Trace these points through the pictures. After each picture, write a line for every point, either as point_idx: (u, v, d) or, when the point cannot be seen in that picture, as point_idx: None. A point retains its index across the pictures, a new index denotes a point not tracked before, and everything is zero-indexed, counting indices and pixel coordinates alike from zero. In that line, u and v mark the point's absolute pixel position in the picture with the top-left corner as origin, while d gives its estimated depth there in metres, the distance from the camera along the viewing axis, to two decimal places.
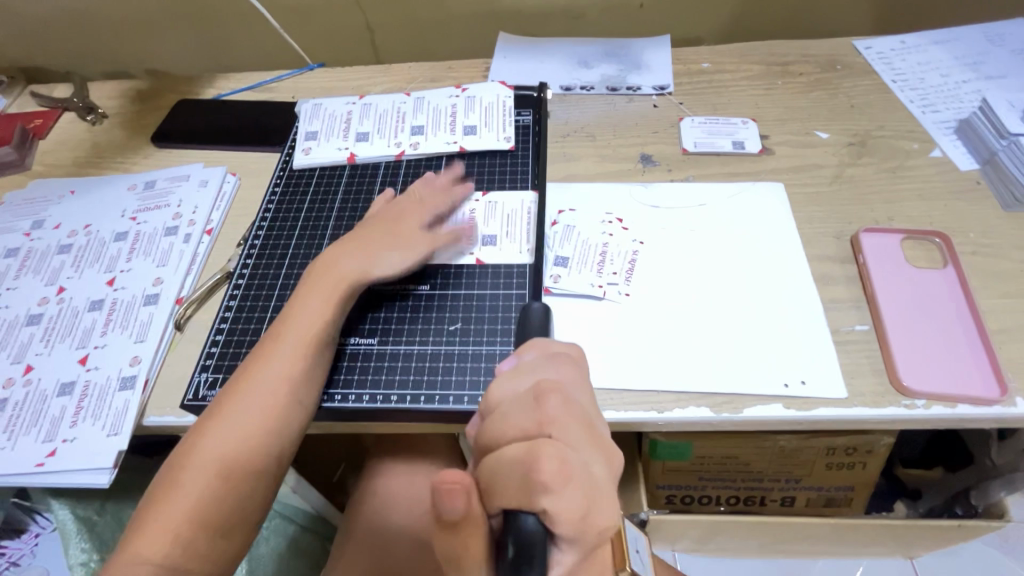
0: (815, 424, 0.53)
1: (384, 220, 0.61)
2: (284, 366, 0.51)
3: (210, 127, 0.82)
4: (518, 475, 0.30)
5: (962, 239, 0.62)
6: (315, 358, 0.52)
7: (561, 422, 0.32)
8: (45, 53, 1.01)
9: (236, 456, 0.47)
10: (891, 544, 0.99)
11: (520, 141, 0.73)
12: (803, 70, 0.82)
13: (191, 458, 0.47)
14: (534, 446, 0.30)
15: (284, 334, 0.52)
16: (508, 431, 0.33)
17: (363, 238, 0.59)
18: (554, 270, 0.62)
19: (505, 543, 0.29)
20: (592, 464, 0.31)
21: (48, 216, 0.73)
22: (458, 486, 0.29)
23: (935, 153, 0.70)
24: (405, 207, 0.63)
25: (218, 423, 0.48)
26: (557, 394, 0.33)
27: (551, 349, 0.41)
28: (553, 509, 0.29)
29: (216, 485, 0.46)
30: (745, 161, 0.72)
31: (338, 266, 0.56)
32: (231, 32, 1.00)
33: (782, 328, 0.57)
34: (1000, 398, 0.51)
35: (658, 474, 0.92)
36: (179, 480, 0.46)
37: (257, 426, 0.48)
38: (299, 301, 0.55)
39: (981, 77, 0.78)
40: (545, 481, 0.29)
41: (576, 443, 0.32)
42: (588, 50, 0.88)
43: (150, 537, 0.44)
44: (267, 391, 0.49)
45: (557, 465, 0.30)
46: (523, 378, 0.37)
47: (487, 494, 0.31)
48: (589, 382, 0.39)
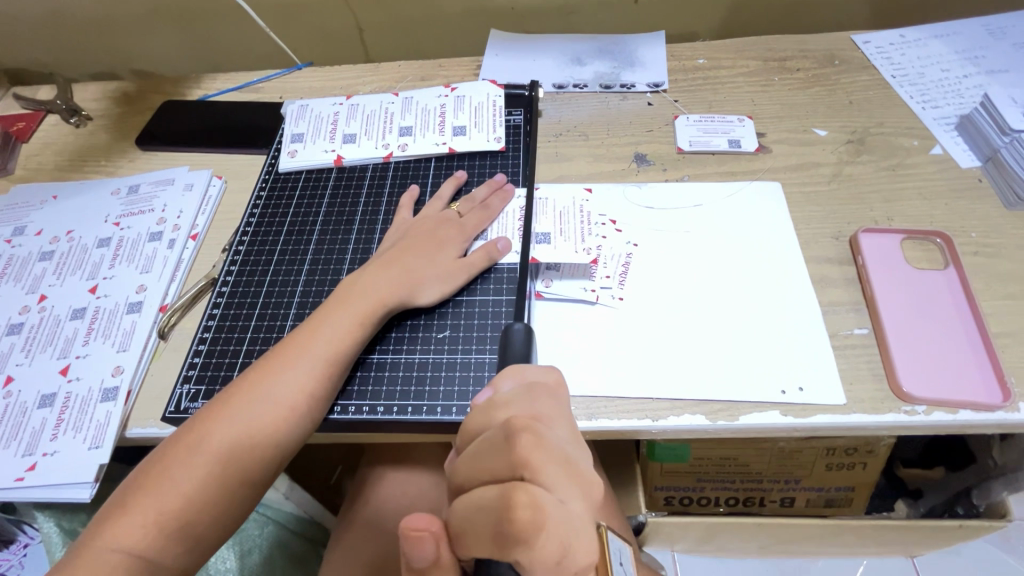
0: (813, 431, 0.51)
1: (423, 238, 0.59)
2: (270, 370, 0.49)
3: (196, 129, 0.81)
4: (486, 521, 0.28)
5: (964, 239, 0.61)
6: (301, 362, 0.50)
7: (538, 463, 0.30)
8: (29, 54, 1.00)
9: (228, 462, 0.46)
10: (892, 543, 0.98)
11: (511, 142, 0.72)
12: (801, 65, 0.80)
13: (181, 455, 0.45)
14: (507, 492, 0.28)
15: (304, 344, 0.51)
16: (478, 469, 0.31)
17: (403, 255, 0.57)
18: (546, 274, 0.61)
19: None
20: (569, 505, 0.30)
21: (30, 222, 0.72)
22: (425, 533, 0.30)
23: (936, 150, 0.69)
24: (444, 225, 0.61)
25: (213, 424, 0.46)
26: (532, 430, 0.31)
27: (528, 376, 0.38)
28: (527, 560, 0.27)
29: (196, 488, 0.44)
30: (741, 160, 0.70)
31: (375, 282, 0.55)
32: (214, 31, 0.99)
33: (779, 333, 0.56)
34: (1003, 404, 0.50)
35: (655, 476, 0.91)
36: (161, 477, 0.44)
37: (255, 432, 0.47)
38: (323, 313, 0.54)
39: (982, 72, 0.76)
40: (518, 532, 0.27)
41: (552, 484, 0.30)
42: (581, 46, 0.86)
43: (123, 530, 0.42)
44: (276, 399, 0.48)
45: (532, 513, 0.28)
46: (497, 409, 0.35)
47: (460, 542, 0.30)
48: (568, 411, 0.36)
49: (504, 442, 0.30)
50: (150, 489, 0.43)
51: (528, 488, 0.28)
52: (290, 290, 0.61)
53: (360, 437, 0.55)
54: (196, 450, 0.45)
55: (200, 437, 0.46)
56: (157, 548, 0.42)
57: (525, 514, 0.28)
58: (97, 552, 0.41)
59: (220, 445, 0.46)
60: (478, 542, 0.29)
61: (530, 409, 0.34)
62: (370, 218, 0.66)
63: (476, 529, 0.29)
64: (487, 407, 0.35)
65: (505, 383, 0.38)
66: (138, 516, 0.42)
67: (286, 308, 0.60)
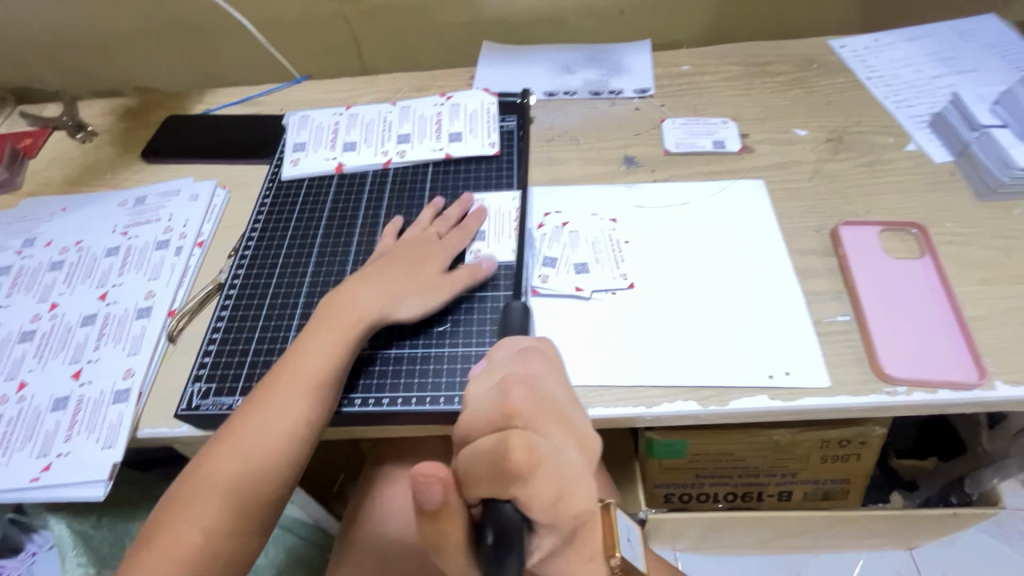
0: (800, 413, 0.54)
1: (402, 258, 0.61)
2: (266, 396, 0.51)
3: (199, 142, 0.83)
4: (554, 483, 0.31)
5: (938, 229, 0.63)
6: (294, 385, 0.51)
7: (531, 413, 0.33)
8: (35, 75, 1.03)
9: (241, 482, 0.48)
10: (891, 534, 0.99)
11: (505, 146, 0.75)
12: (780, 70, 0.83)
13: (198, 488, 0.47)
14: (505, 438, 0.31)
15: (295, 368, 0.52)
16: (535, 403, 0.33)
17: (384, 272, 0.59)
18: (542, 270, 0.63)
19: (484, 532, 0.31)
20: (566, 453, 0.32)
21: (41, 234, 0.74)
22: (434, 478, 0.29)
23: (910, 146, 0.72)
24: (426, 245, 0.63)
25: (219, 452, 0.49)
26: (522, 385, 0.34)
27: (520, 345, 0.43)
28: (524, 496, 0.30)
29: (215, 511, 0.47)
30: (725, 160, 0.73)
31: (358, 298, 0.57)
32: (213, 50, 1.02)
33: (764, 319, 0.58)
34: (979, 382, 0.52)
35: (655, 473, 0.93)
36: (181, 507, 0.47)
37: (261, 451, 0.49)
38: (310, 334, 0.55)
39: (953, 72, 0.80)
40: (516, 470, 0.30)
41: (546, 433, 0.33)
42: (570, 56, 0.90)
43: (152, 560, 0.45)
44: (273, 419, 0.50)
45: (528, 455, 0.30)
46: (494, 377, 0.38)
47: (465, 483, 0.31)
48: (563, 377, 0.40)
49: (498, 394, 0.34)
50: (173, 527, 0.46)
51: (520, 432, 0.31)
52: (296, 291, 0.63)
53: (366, 431, 0.56)
54: (210, 477, 0.48)
55: (211, 467, 0.48)
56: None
57: (522, 455, 0.30)
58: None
59: (229, 473, 0.48)
60: (529, 496, 0.30)
61: (571, 398, 0.38)
62: (372, 221, 0.69)
63: (543, 483, 0.30)
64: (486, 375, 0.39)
65: (501, 353, 0.43)
66: (165, 545, 0.45)
67: (293, 308, 0.62)
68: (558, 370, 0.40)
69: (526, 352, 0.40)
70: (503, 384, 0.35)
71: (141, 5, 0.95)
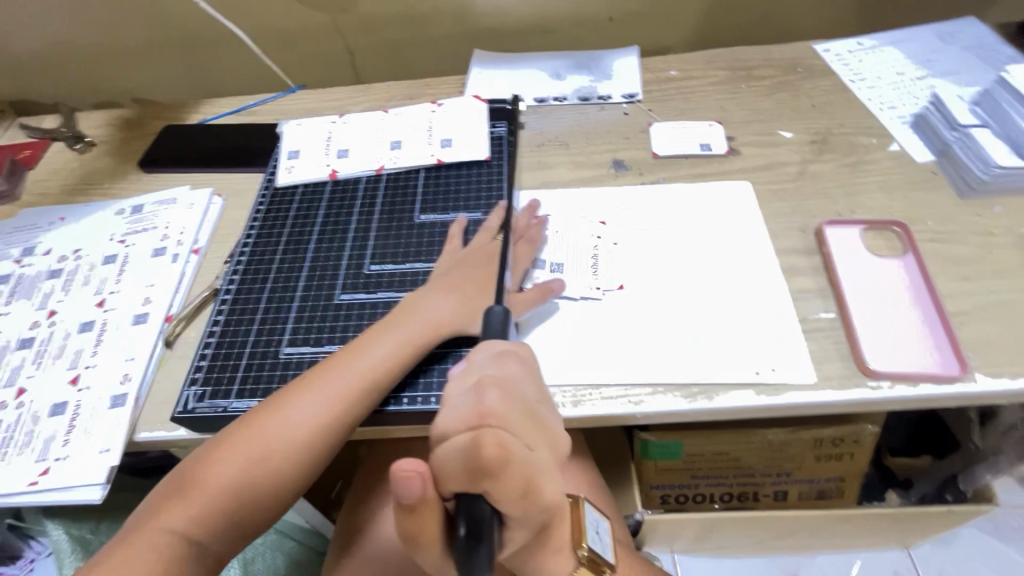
0: (786, 409, 0.54)
1: (476, 272, 0.60)
2: (325, 378, 0.52)
3: (196, 151, 0.85)
4: (521, 479, 0.31)
5: (920, 227, 0.65)
6: (351, 376, 0.52)
7: (505, 412, 0.31)
8: (35, 87, 1.05)
9: (278, 463, 0.49)
10: (887, 533, 1.00)
11: (495, 151, 0.76)
12: (766, 73, 0.85)
13: (239, 447, 0.49)
14: (477, 435, 0.30)
15: (358, 357, 0.53)
16: (510, 406, 0.32)
17: (457, 287, 0.58)
18: (532, 272, 0.64)
19: (457, 524, 0.30)
20: (535, 450, 0.32)
21: (39, 243, 0.75)
22: (414, 473, 0.29)
23: (893, 147, 0.73)
24: (497, 259, 0.61)
25: (263, 428, 0.50)
26: (496, 386, 0.32)
27: (496, 346, 0.38)
28: (493, 490, 0.30)
29: (247, 481, 0.48)
30: (712, 162, 0.75)
31: (428, 308, 0.57)
32: (209, 61, 1.04)
33: (750, 317, 0.59)
34: (959, 375, 0.53)
35: (651, 474, 0.94)
36: (219, 467, 0.48)
37: (304, 436, 0.50)
38: (378, 327, 0.56)
39: (935, 74, 0.81)
40: (487, 466, 0.29)
41: (518, 431, 0.32)
42: (559, 63, 0.92)
43: (181, 514, 0.47)
44: (322, 409, 0.51)
45: (499, 449, 0.30)
46: (467, 376, 0.35)
47: (441, 478, 0.30)
48: (537, 376, 0.37)
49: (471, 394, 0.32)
50: (203, 477, 0.48)
51: (493, 430, 0.30)
52: (290, 295, 0.64)
53: (359, 433, 0.56)
54: (251, 446, 0.49)
55: (254, 439, 0.49)
56: (204, 533, 0.47)
57: (493, 451, 0.30)
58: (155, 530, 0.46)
59: (269, 450, 0.49)
60: (497, 488, 0.30)
61: (542, 397, 0.37)
62: (364, 226, 0.70)
63: (510, 478, 0.30)
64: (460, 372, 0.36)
65: (478, 354, 0.37)
66: (195, 503, 0.47)
67: (287, 312, 0.63)
68: (532, 368, 0.37)
69: (501, 354, 0.37)
70: (478, 385, 0.32)
71: (139, 18, 0.97)
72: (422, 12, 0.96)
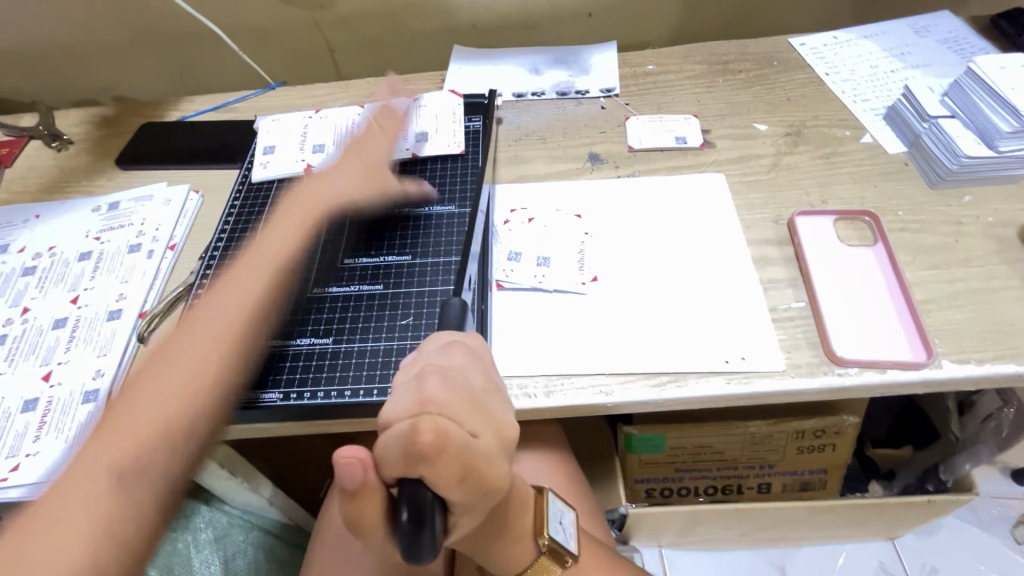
0: (756, 397, 0.55)
1: (337, 176, 0.67)
2: (193, 322, 0.55)
3: (173, 148, 0.84)
4: (460, 464, 0.30)
5: (891, 217, 0.65)
6: (220, 307, 0.56)
7: (445, 400, 0.31)
8: (14, 86, 1.05)
9: (190, 386, 0.50)
10: (870, 523, 1.01)
11: (470, 145, 0.76)
12: (742, 67, 0.86)
13: (128, 410, 0.48)
14: (415, 422, 0.30)
15: (219, 295, 0.57)
16: (451, 392, 0.32)
17: (308, 204, 0.66)
18: (506, 265, 0.64)
19: (400, 509, 0.30)
20: (480, 438, 0.32)
21: (14, 240, 0.75)
22: (354, 460, 0.29)
23: (866, 138, 0.74)
24: (354, 160, 0.69)
25: (158, 367, 0.51)
26: (438, 374, 0.33)
27: (449, 338, 0.41)
28: (433, 477, 0.30)
29: (169, 412, 0.48)
30: (688, 155, 0.75)
31: (269, 236, 0.63)
32: (189, 59, 1.03)
33: (721, 307, 0.60)
34: (926, 361, 0.54)
35: (635, 468, 0.94)
36: (121, 413, 0.48)
37: (205, 359, 0.52)
38: (235, 271, 0.60)
39: (908, 66, 0.82)
40: (424, 454, 0.29)
41: (461, 418, 0.31)
42: (538, 59, 0.92)
43: (97, 455, 0.44)
44: (218, 322, 0.55)
45: (436, 437, 0.30)
46: (415, 366, 0.36)
47: (382, 466, 0.30)
48: (488, 369, 0.39)
49: (413, 383, 0.32)
50: (96, 451, 0.45)
51: (431, 417, 0.30)
52: None
53: (334, 425, 0.56)
54: (154, 384, 0.50)
55: (152, 380, 0.50)
56: (116, 497, 0.43)
57: (430, 438, 0.29)
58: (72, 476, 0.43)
59: (177, 380, 0.50)
60: (437, 476, 0.30)
61: (495, 387, 0.37)
62: (338, 219, 0.70)
63: (449, 463, 0.30)
64: (410, 364, 0.37)
65: (430, 345, 0.40)
66: (111, 441, 0.45)
67: None
68: (484, 363, 0.39)
69: (452, 345, 0.39)
70: (420, 374, 0.33)
71: (117, 16, 0.97)
72: (401, 9, 0.96)
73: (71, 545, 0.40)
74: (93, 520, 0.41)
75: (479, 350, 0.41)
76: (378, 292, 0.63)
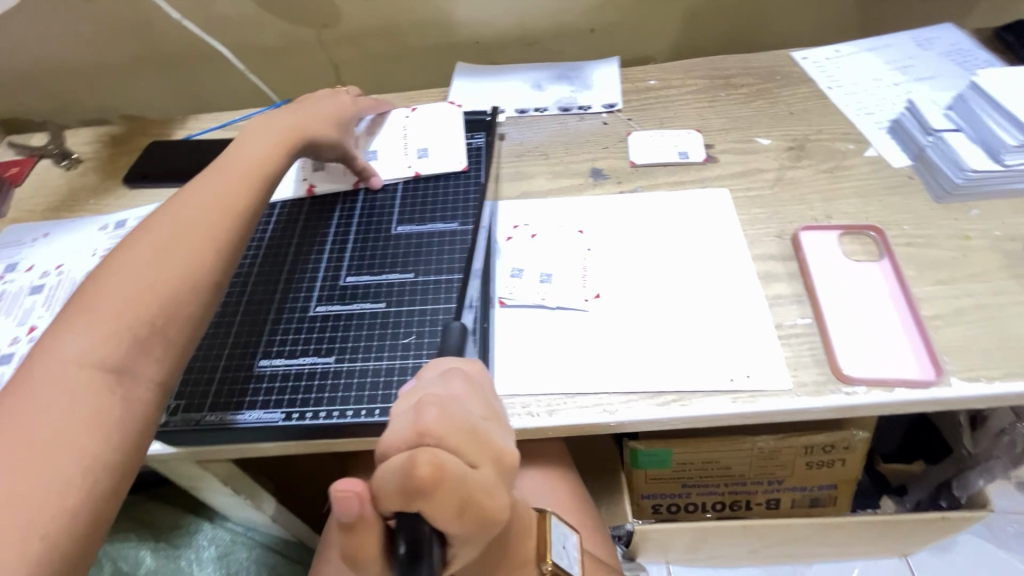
0: (763, 415, 0.54)
1: (308, 126, 0.68)
2: (161, 227, 0.51)
3: (180, 166, 0.85)
4: (457, 498, 0.30)
5: (897, 232, 0.65)
6: (193, 215, 0.53)
7: (443, 431, 0.31)
8: (26, 106, 1.07)
9: (171, 265, 0.48)
10: (883, 541, 0.98)
11: (473, 161, 0.76)
12: (744, 82, 0.86)
13: (94, 314, 0.44)
14: (412, 455, 0.29)
15: (191, 204, 0.54)
16: (449, 424, 0.31)
17: (284, 130, 0.65)
18: (509, 282, 0.64)
19: (399, 542, 0.31)
20: (480, 471, 0.32)
21: (23, 259, 0.76)
22: (350, 493, 0.29)
23: (870, 152, 0.74)
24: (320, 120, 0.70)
25: (130, 256, 0.48)
26: (438, 404, 0.32)
27: (446, 367, 0.41)
28: (431, 512, 0.29)
29: (149, 302, 0.46)
30: (690, 170, 0.75)
31: (247, 151, 0.61)
32: (196, 78, 1.05)
33: (725, 324, 0.59)
34: (935, 379, 0.53)
35: (641, 484, 0.93)
36: (88, 303, 0.45)
37: (184, 243, 0.50)
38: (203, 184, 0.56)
39: (911, 79, 0.82)
40: (421, 488, 0.29)
41: (460, 450, 0.31)
42: (541, 75, 0.93)
43: (70, 348, 0.42)
44: (198, 226, 0.52)
45: (434, 470, 0.29)
46: (415, 395, 0.36)
47: (379, 500, 0.30)
48: (485, 395, 0.38)
49: (411, 413, 0.32)
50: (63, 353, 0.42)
51: (429, 450, 0.30)
52: (266, 308, 0.65)
53: (336, 444, 0.56)
54: (123, 272, 0.47)
55: (121, 268, 0.47)
56: (97, 394, 0.41)
57: (428, 471, 0.29)
58: (50, 370, 0.41)
59: (150, 261, 0.48)
60: (435, 511, 0.29)
61: (496, 416, 0.37)
62: (342, 237, 0.71)
63: (446, 497, 0.30)
64: (409, 392, 0.37)
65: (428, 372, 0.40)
66: (86, 334, 0.43)
67: (262, 325, 0.63)
68: (483, 391, 0.38)
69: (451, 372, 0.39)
70: (418, 404, 0.33)
71: (126, 37, 0.98)
72: (405, 27, 0.97)
73: (68, 426, 0.39)
74: (86, 412, 0.40)
75: (478, 377, 0.41)
76: (381, 311, 0.63)
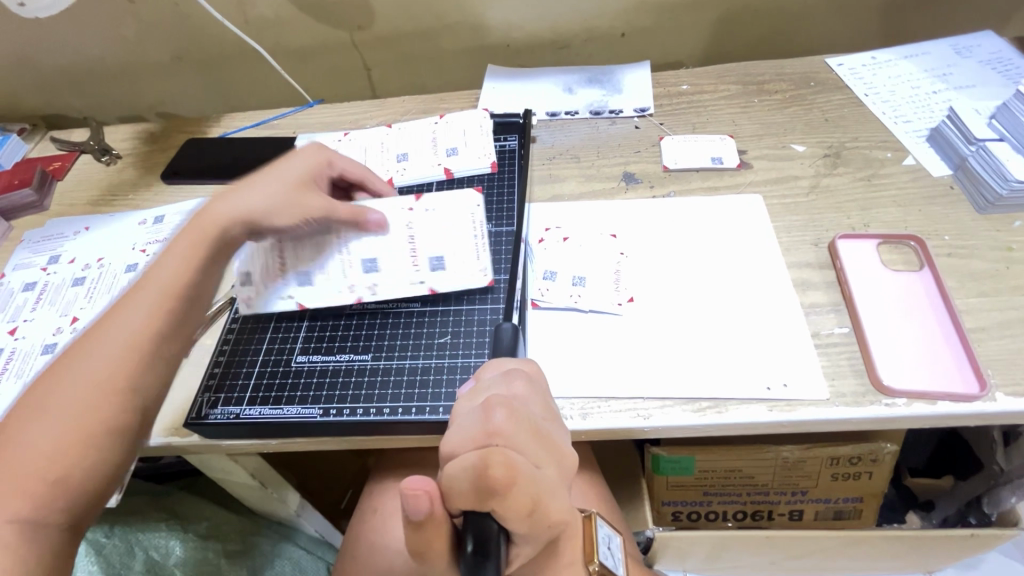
0: (800, 424, 0.54)
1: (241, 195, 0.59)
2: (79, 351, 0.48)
3: (216, 163, 0.87)
4: (527, 498, 0.31)
5: (937, 242, 0.64)
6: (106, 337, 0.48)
7: (511, 432, 0.33)
8: (68, 102, 1.10)
9: (80, 407, 0.45)
10: (909, 557, 0.96)
11: (505, 163, 0.78)
12: (778, 87, 0.85)
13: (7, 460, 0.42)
14: (484, 454, 0.31)
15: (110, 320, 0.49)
16: (515, 425, 0.33)
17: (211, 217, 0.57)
18: (541, 284, 0.65)
19: (464, 539, 0.31)
20: (543, 469, 0.33)
21: (65, 252, 0.78)
22: (423, 491, 0.30)
23: (908, 161, 0.73)
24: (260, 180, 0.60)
25: (37, 397, 0.45)
26: (505, 406, 0.34)
27: (506, 365, 0.42)
28: (501, 508, 0.31)
29: (69, 444, 0.44)
30: (724, 175, 0.74)
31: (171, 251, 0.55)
32: (231, 78, 1.07)
33: (762, 331, 0.59)
34: (979, 394, 0.52)
35: (661, 490, 0.93)
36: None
37: (110, 367, 0.47)
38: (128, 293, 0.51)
39: (950, 87, 0.81)
40: (494, 487, 0.30)
41: (525, 450, 0.33)
42: (572, 78, 0.93)
43: None
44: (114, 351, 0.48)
45: (507, 470, 0.31)
46: (479, 396, 0.38)
47: (449, 497, 0.31)
48: (545, 394, 0.40)
49: (480, 415, 0.33)
50: None
51: (500, 450, 0.31)
52: (303, 304, 0.66)
53: (370, 441, 0.57)
54: (44, 407, 0.45)
55: (29, 416, 0.44)
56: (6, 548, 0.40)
57: (501, 471, 0.31)
58: None
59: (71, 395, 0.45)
60: (505, 508, 0.31)
61: (553, 416, 0.38)
62: None
63: (517, 497, 0.31)
64: (470, 392, 0.39)
65: (487, 372, 0.41)
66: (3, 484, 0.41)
67: (299, 321, 0.64)
68: (541, 389, 0.40)
69: (509, 372, 0.40)
70: (484, 406, 0.34)
71: (165, 38, 1.00)
72: (437, 30, 0.98)
73: None
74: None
75: (536, 376, 0.42)
76: (416, 310, 0.63)
